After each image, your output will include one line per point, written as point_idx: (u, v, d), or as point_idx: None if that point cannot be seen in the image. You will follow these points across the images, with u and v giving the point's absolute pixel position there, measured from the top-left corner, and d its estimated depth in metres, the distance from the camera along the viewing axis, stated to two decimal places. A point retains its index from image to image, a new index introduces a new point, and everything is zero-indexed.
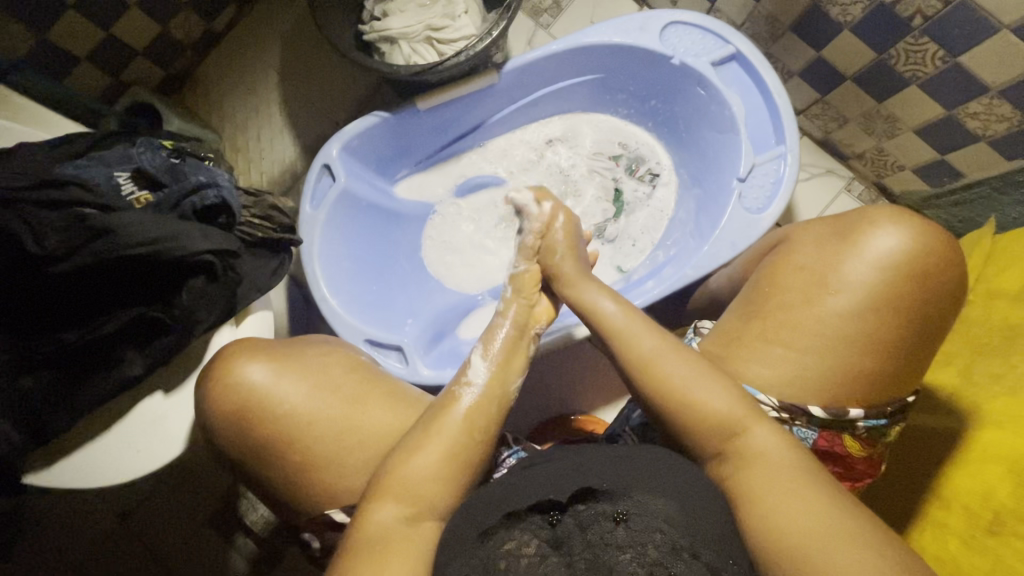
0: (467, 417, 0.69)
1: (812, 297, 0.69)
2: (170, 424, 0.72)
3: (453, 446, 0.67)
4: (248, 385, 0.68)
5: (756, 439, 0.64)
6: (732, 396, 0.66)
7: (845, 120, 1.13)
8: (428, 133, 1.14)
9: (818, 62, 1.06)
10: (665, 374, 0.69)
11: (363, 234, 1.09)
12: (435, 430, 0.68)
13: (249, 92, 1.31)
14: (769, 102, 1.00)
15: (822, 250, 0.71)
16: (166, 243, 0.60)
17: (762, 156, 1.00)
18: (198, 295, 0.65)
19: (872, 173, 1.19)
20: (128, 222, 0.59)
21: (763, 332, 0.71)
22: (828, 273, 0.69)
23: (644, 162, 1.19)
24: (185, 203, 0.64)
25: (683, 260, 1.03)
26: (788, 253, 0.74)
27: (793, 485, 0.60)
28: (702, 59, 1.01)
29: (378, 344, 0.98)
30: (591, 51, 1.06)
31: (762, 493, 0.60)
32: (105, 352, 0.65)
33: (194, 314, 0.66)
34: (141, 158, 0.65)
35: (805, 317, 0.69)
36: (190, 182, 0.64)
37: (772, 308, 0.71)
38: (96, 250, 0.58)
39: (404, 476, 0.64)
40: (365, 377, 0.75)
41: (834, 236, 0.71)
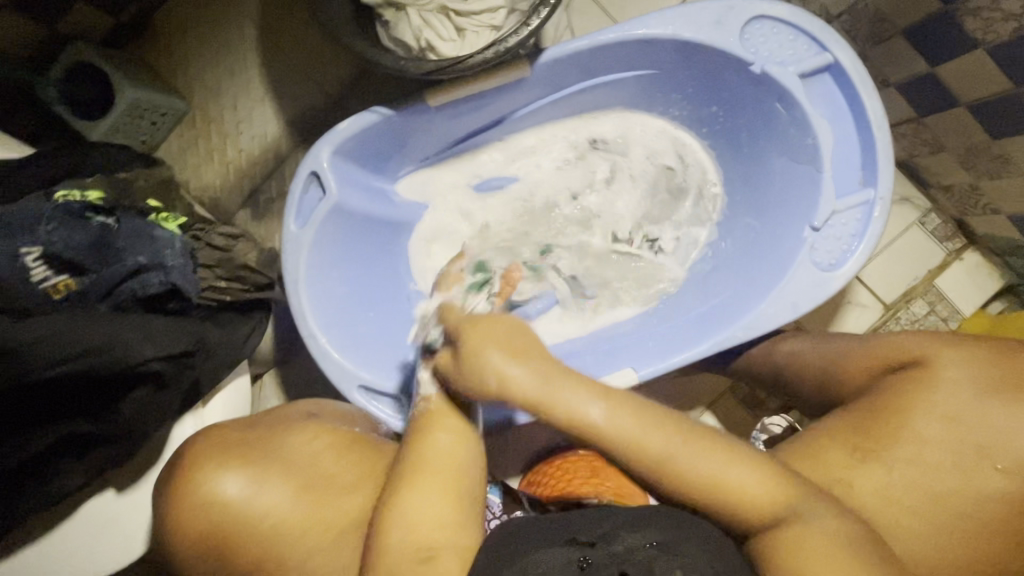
0: (452, 439, 0.60)
1: (966, 466, 0.68)
2: (129, 524, 0.62)
3: (447, 471, 0.58)
4: (220, 503, 0.57)
5: (838, 538, 0.57)
6: (753, 473, 0.58)
7: (941, 147, 0.94)
8: (439, 128, 0.93)
9: (926, 78, 0.86)
10: (747, 500, 0.57)
11: (359, 249, 0.92)
12: (419, 460, 0.59)
13: (221, 48, 1.07)
14: (863, 131, 0.81)
15: (984, 409, 0.68)
16: (100, 352, 0.55)
17: (845, 200, 0.82)
18: (141, 406, 0.58)
19: (955, 209, 1.02)
20: (48, 335, 0.53)
21: (887, 488, 0.68)
22: (999, 443, 0.68)
23: (686, 182, 1.00)
24: (120, 290, 0.61)
25: (730, 310, 0.88)
26: (929, 387, 0.70)
27: (836, 546, 0.56)
28: (788, 71, 0.81)
29: (374, 391, 0.85)
30: (650, 45, 0.85)
31: (799, 551, 0.56)
32: (36, 471, 0.56)
33: (140, 423, 0.59)
34: (53, 239, 0.58)
35: (937, 479, 0.68)
36: (126, 264, 0.61)
37: (897, 452, 0.69)
38: (12, 371, 0.52)
39: (403, 510, 0.56)
40: (365, 462, 0.62)
41: (992, 389, 0.69)
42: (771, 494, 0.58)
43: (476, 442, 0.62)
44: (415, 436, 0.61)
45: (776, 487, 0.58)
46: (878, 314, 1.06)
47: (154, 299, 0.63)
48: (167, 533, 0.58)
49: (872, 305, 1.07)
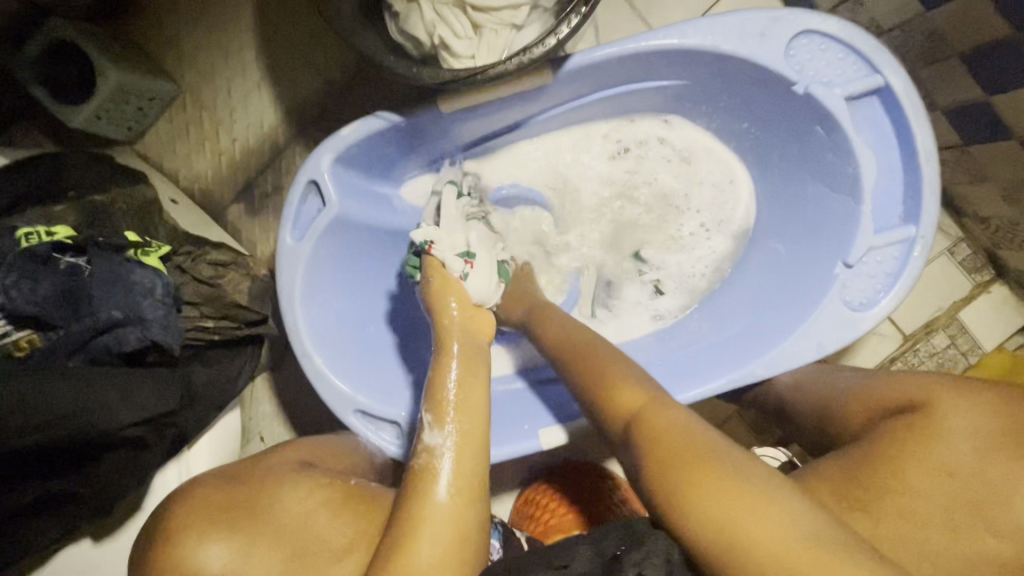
0: (453, 495, 0.57)
1: (961, 529, 0.54)
2: (107, 573, 0.59)
3: (448, 528, 0.55)
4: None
5: (704, 435, 0.55)
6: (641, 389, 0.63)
7: (984, 177, 0.88)
8: (448, 131, 0.85)
9: (980, 106, 0.79)
10: (620, 401, 0.62)
11: (359, 261, 0.86)
12: (419, 518, 0.55)
13: (215, 28, 0.99)
14: (909, 162, 0.75)
15: (984, 461, 0.55)
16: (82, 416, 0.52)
17: (882, 236, 0.77)
18: (121, 463, 0.56)
19: (988, 240, 0.97)
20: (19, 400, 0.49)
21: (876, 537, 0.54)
22: (999, 500, 0.54)
23: (733, 218, 0.93)
24: (93, 345, 0.56)
25: (752, 343, 0.83)
26: (928, 434, 0.57)
27: (722, 469, 0.51)
28: (836, 92, 0.74)
29: (371, 416, 0.81)
30: (687, 53, 0.77)
31: (696, 485, 0.50)
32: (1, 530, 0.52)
33: (122, 481, 0.57)
34: (13, 293, 0.55)
35: (931, 535, 0.54)
36: (98, 320, 0.56)
37: (880, 497, 0.56)
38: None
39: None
40: (361, 518, 0.58)
41: (996, 444, 0.55)
42: (643, 403, 0.60)
43: (482, 490, 0.60)
44: (415, 492, 0.58)
45: (667, 408, 0.59)
46: (896, 345, 1.01)
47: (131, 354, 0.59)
48: None
49: (891, 335, 1.02)
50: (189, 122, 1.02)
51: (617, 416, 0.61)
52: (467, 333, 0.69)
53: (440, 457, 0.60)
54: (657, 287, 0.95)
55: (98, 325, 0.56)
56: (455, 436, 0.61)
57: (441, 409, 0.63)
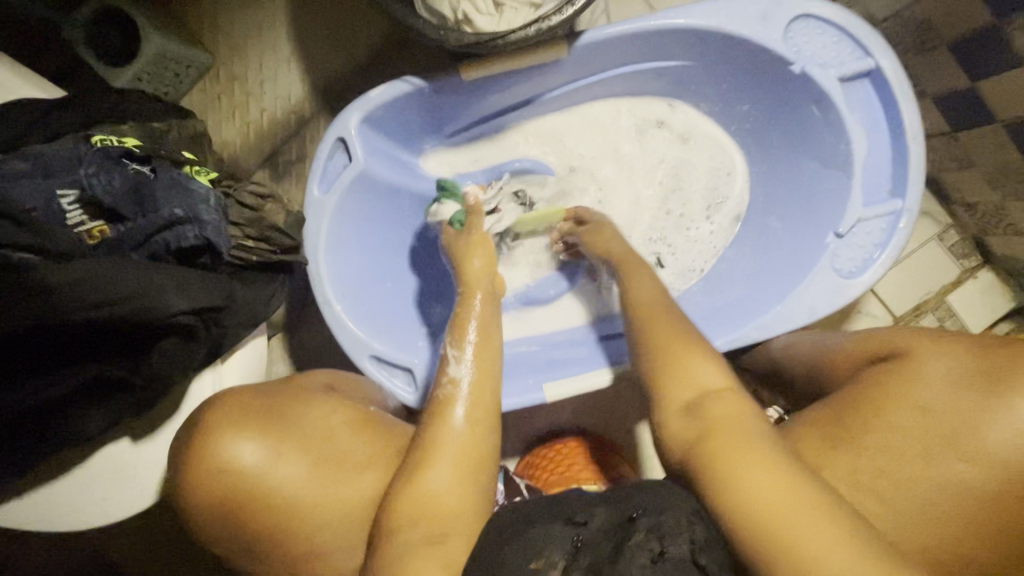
0: (467, 418, 0.63)
1: (932, 455, 0.58)
2: (143, 474, 0.62)
3: (463, 452, 0.60)
4: (237, 469, 0.57)
5: (757, 436, 0.55)
6: (718, 374, 0.62)
7: (970, 163, 0.93)
8: (468, 101, 0.91)
9: (965, 92, 0.85)
10: (692, 388, 0.61)
11: (381, 220, 0.92)
12: (439, 439, 0.61)
13: (252, 5, 1.05)
14: (898, 141, 0.81)
15: (959, 398, 0.58)
16: (138, 300, 0.54)
17: (872, 209, 0.82)
18: (168, 354, 0.58)
19: (976, 227, 1.02)
20: (79, 275, 0.52)
21: (850, 470, 0.60)
22: (968, 430, 0.56)
23: (729, 203, 0.99)
24: (154, 240, 0.59)
25: (747, 310, 0.88)
26: (904, 376, 0.62)
27: (759, 458, 0.53)
28: (830, 72, 0.80)
29: (386, 362, 0.85)
30: (692, 34, 0.83)
31: (726, 464, 0.53)
32: (60, 409, 0.56)
33: (166, 377, 0.59)
34: (92, 183, 0.60)
35: (903, 465, 0.58)
36: (161, 216, 0.59)
37: (864, 431, 0.61)
38: (38, 311, 0.51)
39: (422, 488, 0.58)
40: (377, 441, 0.64)
41: (973, 382, 0.58)
42: (725, 392, 0.60)
43: (490, 421, 0.64)
44: (434, 417, 0.63)
45: (731, 397, 0.60)
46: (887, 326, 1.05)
47: (185, 254, 0.62)
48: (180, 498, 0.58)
49: (882, 316, 1.06)
50: (223, 91, 1.08)
51: (685, 390, 0.61)
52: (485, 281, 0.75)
53: (460, 388, 0.65)
54: (659, 260, 1.00)
55: (159, 220, 0.59)
56: (472, 370, 0.67)
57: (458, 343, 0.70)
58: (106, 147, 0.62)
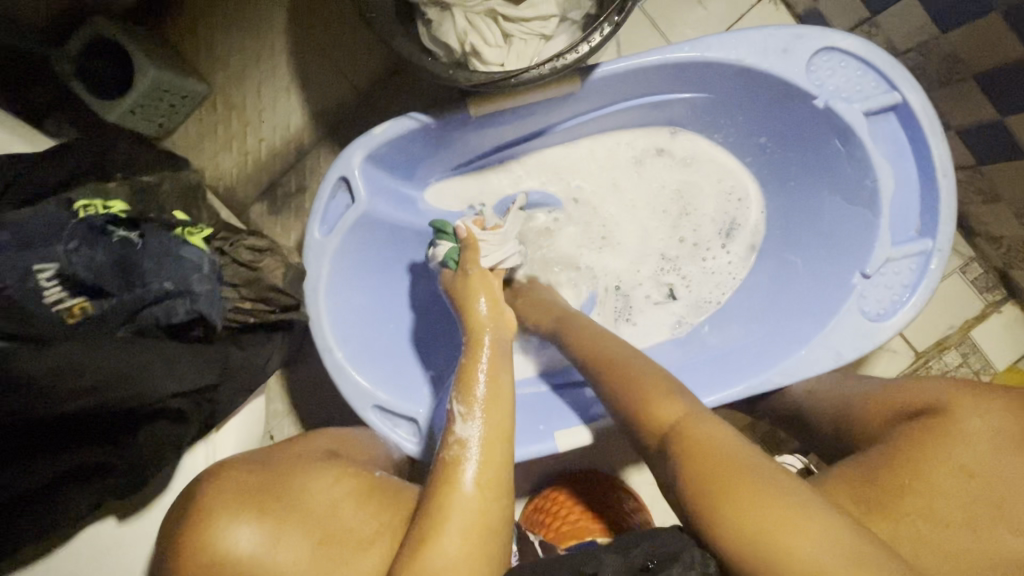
0: (478, 481, 0.58)
1: (979, 525, 0.54)
2: (131, 554, 0.58)
3: (473, 520, 0.55)
4: (231, 558, 0.51)
5: (749, 463, 0.53)
6: (684, 405, 0.61)
7: (996, 197, 0.90)
8: (476, 136, 0.88)
9: (994, 126, 0.81)
10: (663, 414, 0.61)
11: (385, 259, 0.88)
12: (446, 507, 0.56)
13: (249, 31, 1.01)
14: (926, 177, 0.77)
15: (1006, 465, 0.55)
16: (125, 385, 0.52)
17: (900, 248, 0.78)
18: (161, 436, 0.56)
19: (1000, 259, 0.99)
20: (62, 364, 0.49)
21: (894, 537, 0.55)
22: (1014, 499, 0.54)
23: (739, 233, 0.96)
24: (143, 316, 0.57)
25: (768, 352, 0.85)
26: (945, 434, 0.58)
27: (770, 496, 0.50)
28: (855, 107, 0.77)
29: (391, 411, 0.81)
30: (709, 67, 0.80)
31: (735, 501, 0.50)
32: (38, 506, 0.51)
33: (156, 459, 0.56)
34: (73, 260, 0.55)
35: (950, 534, 0.54)
36: (151, 291, 0.57)
37: (909, 499, 0.56)
38: (16, 406, 0.47)
39: (431, 568, 0.53)
40: (383, 512, 0.59)
41: (1016, 446, 0.56)
42: (683, 416, 0.60)
43: (502, 489, 0.59)
44: (441, 483, 0.58)
45: (708, 424, 0.58)
46: (909, 361, 1.02)
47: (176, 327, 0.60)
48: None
49: (903, 351, 1.03)
50: (219, 121, 1.04)
51: (659, 428, 0.60)
52: (497, 329, 0.72)
53: (469, 449, 0.60)
54: (672, 291, 0.97)
55: (150, 294, 0.57)
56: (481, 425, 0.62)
57: (468, 396, 0.65)
58: (87, 216, 0.58)
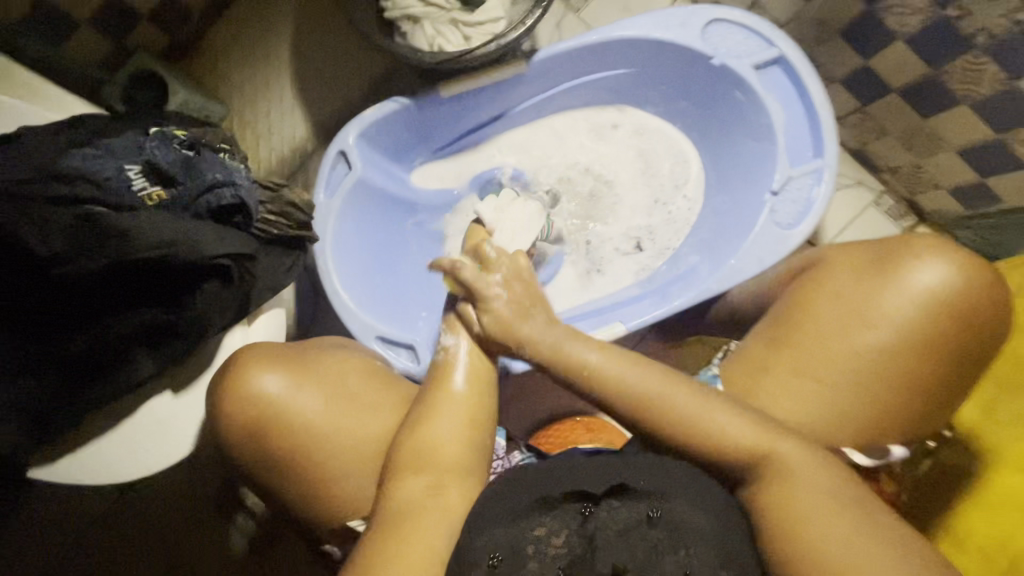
0: (466, 382, 0.72)
1: (849, 330, 0.68)
2: (181, 427, 0.70)
3: (460, 409, 0.69)
4: (266, 398, 0.67)
5: (814, 492, 0.59)
6: (738, 419, 0.64)
7: (884, 132, 1.08)
8: (450, 118, 1.08)
9: (863, 71, 1.01)
10: (735, 445, 0.63)
11: (379, 224, 1.05)
12: (437, 402, 0.69)
13: (258, 63, 1.23)
14: (810, 112, 0.95)
15: (861, 281, 0.69)
16: (181, 245, 0.59)
17: (798, 168, 0.95)
18: (211, 299, 0.63)
19: (905, 189, 1.15)
20: (143, 222, 0.58)
21: (800, 393, 0.68)
22: (866, 303, 0.68)
23: (689, 184, 1.11)
24: (200, 200, 0.64)
25: (708, 270, 1.00)
26: (818, 281, 0.73)
27: (828, 511, 0.58)
28: (744, 62, 0.96)
29: (390, 342, 0.95)
30: (627, 44, 1.01)
31: (796, 514, 0.58)
32: (110, 355, 0.62)
33: (205, 319, 0.64)
34: (154, 152, 0.63)
35: (833, 349, 0.68)
36: (206, 180, 0.64)
37: (801, 335, 0.70)
38: (108, 251, 0.57)
39: (420, 439, 0.67)
40: (384, 386, 0.73)
41: (869, 266, 0.70)
42: (762, 444, 0.62)
43: (482, 357, 0.72)
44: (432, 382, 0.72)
45: (784, 450, 0.62)
46: None
47: (223, 213, 0.66)
48: (217, 416, 0.67)
49: None
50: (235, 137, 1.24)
51: (745, 458, 0.62)
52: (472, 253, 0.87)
53: (455, 354, 0.74)
54: (638, 245, 1.11)
55: (205, 184, 0.64)
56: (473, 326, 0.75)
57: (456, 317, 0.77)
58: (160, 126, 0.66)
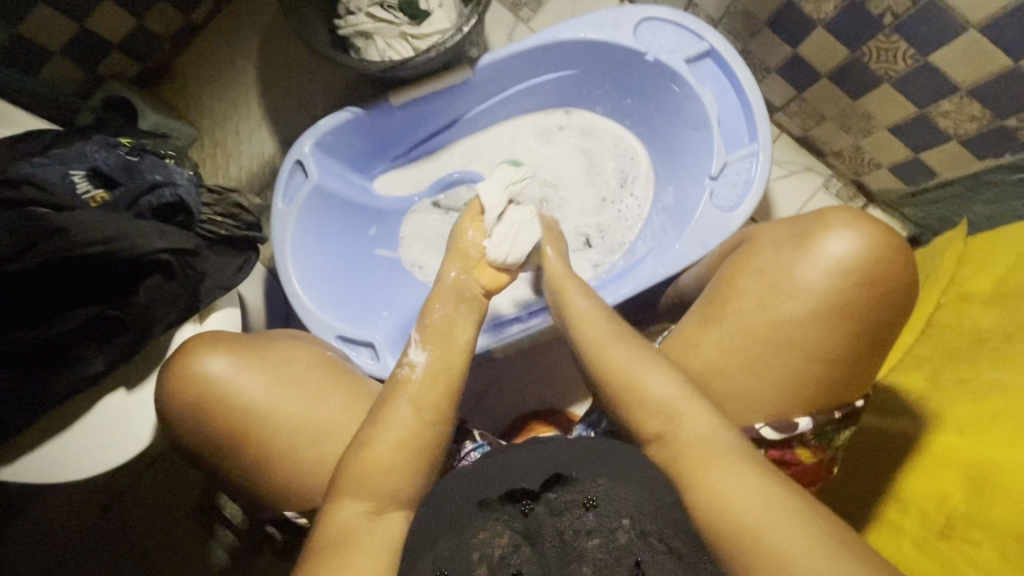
0: (413, 410, 0.68)
1: (767, 301, 0.71)
2: (136, 422, 0.73)
3: (404, 437, 0.67)
4: (207, 378, 0.70)
5: (718, 453, 0.62)
6: (671, 381, 0.68)
7: (823, 117, 1.12)
8: (404, 127, 1.13)
9: (794, 59, 1.05)
10: (656, 403, 0.67)
11: (340, 230, 1.09)
12: (385, 418, 0.68)
13: (227, 85, 1.29)
14: (742, 99, 0.99)
15: (777, 254, 0.74)
16: (122, 243, 0.64)
17: (734, 154, 0.99)
18: (155, 293, 0.69)
19: (851, 171, 1.18)
20: (85, 222, 0.63)
21: (717, 359, 0.73)
22: (780, 275, 0.72)
23: (637, 180, 1.15)
24: (143, 200, 0.70)
25: (658, 257, 1.03)
26: (744, 257, 0.77)
27: (729, 464, 0.61)
28: (676, 56, 1.01)
29: (350, 340, 0.98)
30: (567, 46, 1.06)
31: (694, 469, 0.62)
32: (62, 350, 0.67)
33: (152, 312, 0.69)
34: (95, 157, 0.69)
35: (752, 319, 0.72)
36: (146, 180, 0.70)
37: (727, 311, 0.74)
38: (49, 249, 0.62)
39: (364, 465, 0.66)
40: (330, 374, 0.76)
41: (787, 241, 0.74)
42: (680, 405, 0.66)
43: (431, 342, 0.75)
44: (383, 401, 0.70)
45: (696, 415, 0.65)
46: None
47: (165, 214, 0.72)
48: (165, 398, 0.71)
49: None
50: (206, 156, 1.29)
51: (661, 413, 0.66)
52: None
53: (415, 371, 0.71)
54: (587, 240, 1.14)
55: (145, 184, 0.70)
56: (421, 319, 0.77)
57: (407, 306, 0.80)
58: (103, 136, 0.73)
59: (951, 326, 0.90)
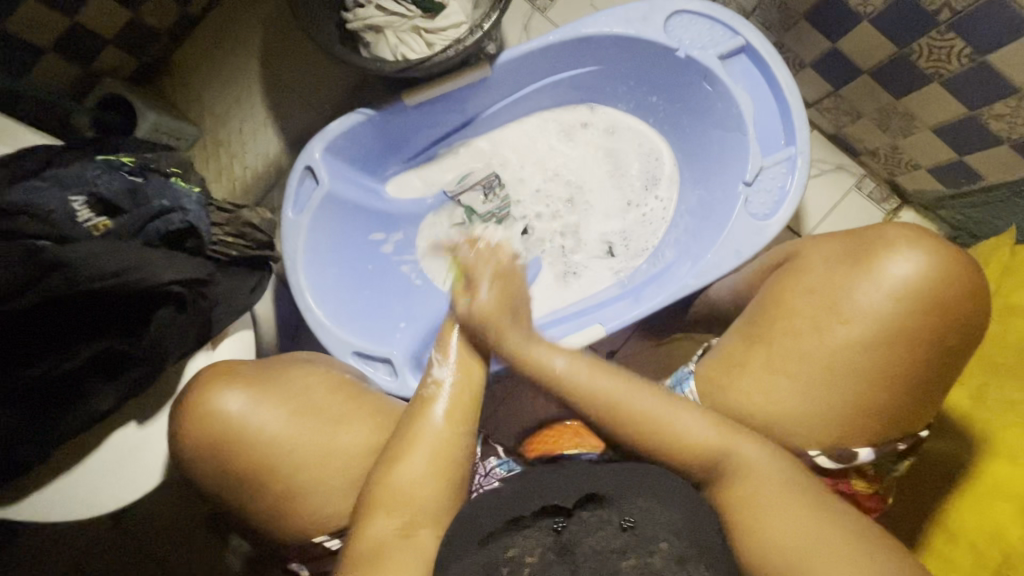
0: (446, 421, 0.66)
1: (821, 326, 0.67)
2: (149, 457, 0.70)
3: (439, 449, 0.64)
4: (223, 415, 0.66)
5: (772, 487, 0.60)
6: (708, 422, 0.63)
7: (859, 115, 1.05)
8: (417, 127, 1.07)
9: (832, 54, 0.99)
10: (700, 448, 0.62)
11: (351, 238, 1.04)
12: (418, 435, 0.65)
13: (227, 80, 1.23)
14: (780, 99, 0.93)
15: (831, 274, 0.69)
16: (133, 274, 0.61)
17: (771, 158, 0.94)
18: (166, 325, 0.65)
19: (885, 171, 1.12)
20: (89, 254, 0.59)
21: (762, 385, 0.69)
22: (837, 299, 0.67)
23: (662, 181, 1.10)
24: (151, 227, 0.66)
25: (688, 265, 0.97)
26: (794, 272, 0.73)
27: (788, 502, 0.59)
28: (709, 52, 0.95)
29: (367, 356, 0.94)
30: (593, 42, 1.00)
31: (754, 504, 0.59)
32: (70, 388, 0.64)
33: (164, 346, 0.65)
34: (97, 182, 0.65)
35: (805, 343, 0.67)
36: (153, 206, 0.66)
37: (774, 333, 0.70)
38: (53, 284, 0.58)
39: (395, 487, 0.62)
40: (349, 400, 0.72)
41: (841, 260, 0.69)
42: (725, 444, 0.62)
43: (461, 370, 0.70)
44: (413, 417, 0.67)
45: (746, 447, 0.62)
46: None
47: (174, 238, 0.69)
48: (179, 441, 0.67)
49: None
50: (209, 156, 1.23)
51: (708, 457, 0.62)
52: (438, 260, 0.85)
53: (443, 388, 0.68)
54: (610, 248, 1.09)
55: (153, 210, 0.66)
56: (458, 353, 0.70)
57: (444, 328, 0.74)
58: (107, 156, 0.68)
59: (994, 341, 0.85)
